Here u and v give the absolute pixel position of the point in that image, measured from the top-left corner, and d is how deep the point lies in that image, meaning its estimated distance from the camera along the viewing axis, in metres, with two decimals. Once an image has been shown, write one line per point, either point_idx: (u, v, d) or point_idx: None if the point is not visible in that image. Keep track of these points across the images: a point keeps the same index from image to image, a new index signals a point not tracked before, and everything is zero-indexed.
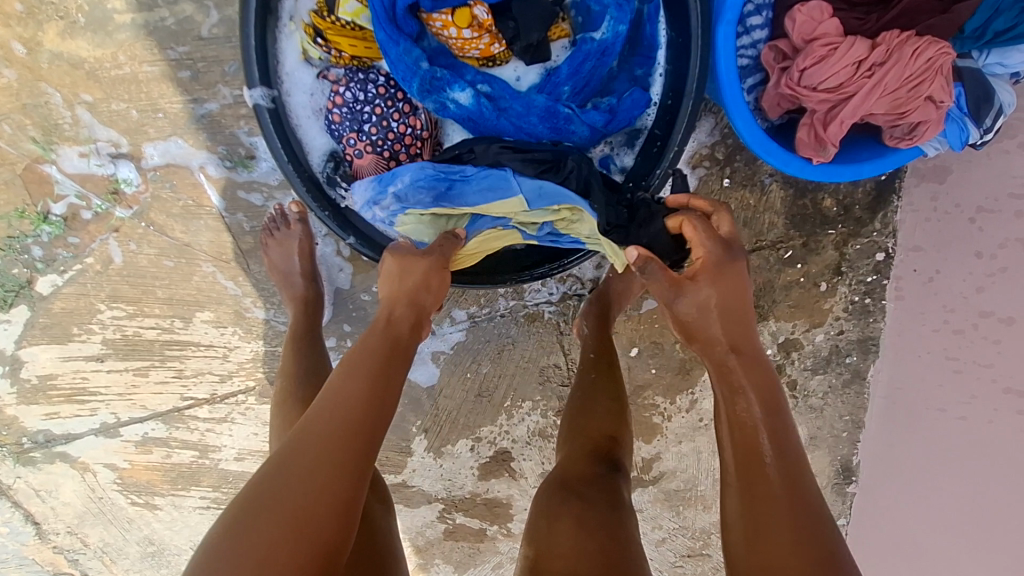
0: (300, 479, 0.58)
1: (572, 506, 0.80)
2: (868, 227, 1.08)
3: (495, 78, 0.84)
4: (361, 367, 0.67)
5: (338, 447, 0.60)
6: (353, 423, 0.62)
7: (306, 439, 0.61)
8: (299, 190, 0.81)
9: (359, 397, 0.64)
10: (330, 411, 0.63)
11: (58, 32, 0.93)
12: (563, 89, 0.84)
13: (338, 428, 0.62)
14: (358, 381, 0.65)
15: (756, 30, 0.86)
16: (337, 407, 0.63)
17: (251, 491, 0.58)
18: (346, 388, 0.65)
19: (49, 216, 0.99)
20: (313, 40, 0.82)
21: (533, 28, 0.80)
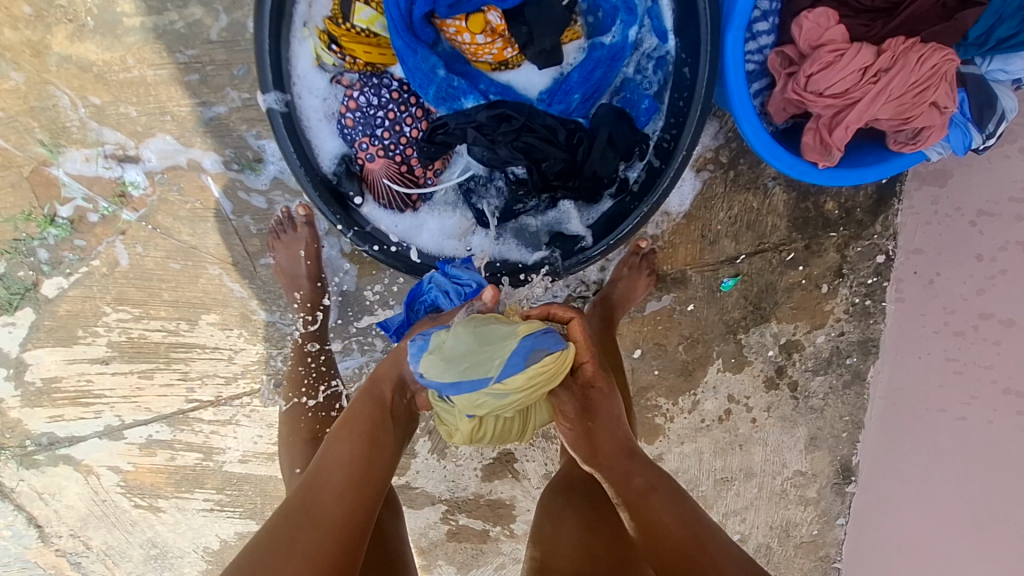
0: (303, 539, 0.63)
1: (578, 508, 0.82)
2: (870, 228, 1.10)
3: (509, 86, 0.85)
4: (349, 434, 0.75)
5: (335, 521, 0.66)
6: (347, 484, 0.70)
7: (300, 503, 0.67)
8: (311, 196, 0.80)
9: (351, 460, 0.72)
10: (329, 487, 0.69)
11: (66, 35, 0.93)
12: (573, 99, 0.86)
13: (333, 490, 0.68)
14: (343, 469, 0.71)
15: (763, 35, 0.88)
16: (331, 472, 0.70)
17: (255, 551, 0.62)
18: (336, 453, 0.72)
19: (56, 219, 0.99)
20: (327, 46, 0.81)
21: (547, 33, 0.80)
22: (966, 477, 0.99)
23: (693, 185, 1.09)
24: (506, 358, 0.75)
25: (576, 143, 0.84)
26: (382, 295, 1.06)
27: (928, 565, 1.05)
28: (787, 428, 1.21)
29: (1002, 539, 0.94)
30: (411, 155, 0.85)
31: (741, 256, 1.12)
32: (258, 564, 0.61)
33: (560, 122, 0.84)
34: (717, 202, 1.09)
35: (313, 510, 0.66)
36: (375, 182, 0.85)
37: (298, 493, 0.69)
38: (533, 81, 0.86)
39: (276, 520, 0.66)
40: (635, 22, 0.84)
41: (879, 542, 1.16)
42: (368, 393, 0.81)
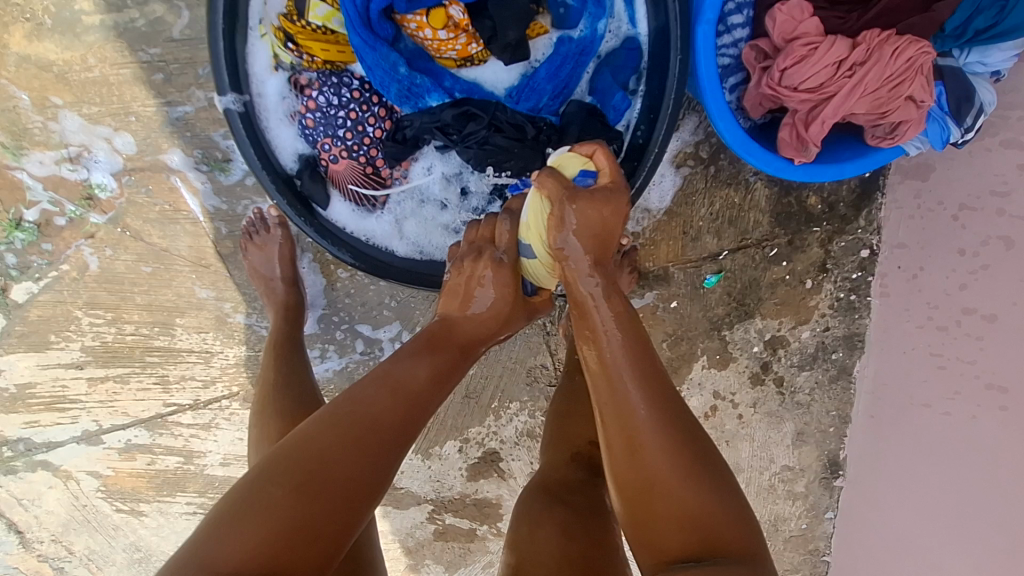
0: (381, 411, 0.64)
1: (557, 513, 0.82)
2: (854, 223, 1.09)
3: (476, 84, 0.84)
4: (427, 372, 0.70)
5: (402, 414, 0.66)
6: (399, 429, 0.65)
7: (354, 430, 0.62)
8: (272, 197, 0.79)
9: (404, 400, 0.66)
10: (401, 380, 0.68)
11: (24, 35, 0.91)
12: (542, 97, 0.84)
13: (385, 433, 0.63)
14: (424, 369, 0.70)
15: (737, 29, 0.85)
16: (416, 370, 0.69)
17: (281, 471, 0.58)
18: (406, 383, 0.68)
19: (23, 223, 0.97)
20: (283, 44, 0.79)
21: (509, 26, 0.78)
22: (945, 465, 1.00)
23: (673, 181, 1.07)
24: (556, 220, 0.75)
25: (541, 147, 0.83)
26: (359, 296, 1.05)
27: (907, 555, 1.06)
28: (773, 424, 1.20)
29: (983, 529, 0.95)
30: (376, 156, 0.83)
31: (724, 253, 1.11)
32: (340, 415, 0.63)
33: (528, 120, 0.83)
34: (698, 198, 1.08)
35: (371, 449, 0.62)
36: (340, 186, 0.84)
37: (350, 413, 0.63)
38: (500, 78, 0.84)
39: (309, 444, 0.60)
40: (604, 14, 0.82)
41: (864, 538, 1.16)
42: (442, 338, 0.75)
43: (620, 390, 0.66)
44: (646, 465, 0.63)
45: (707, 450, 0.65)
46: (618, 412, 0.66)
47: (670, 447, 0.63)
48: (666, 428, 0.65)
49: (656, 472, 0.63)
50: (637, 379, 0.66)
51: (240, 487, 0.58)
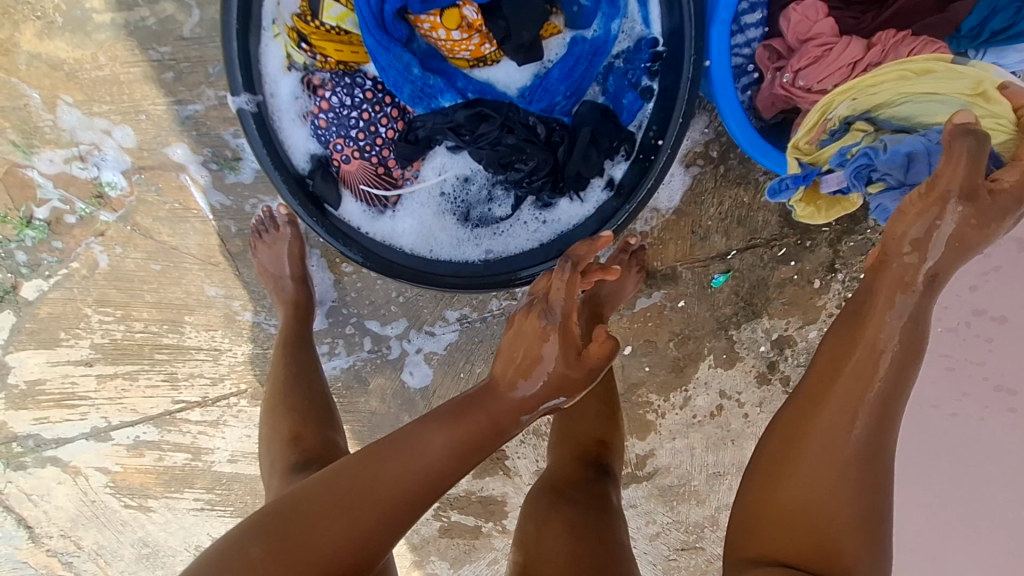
0: (382, 482, 0.60)
1: (565, 510, 0.83)
2: (862, 223, 1.08)
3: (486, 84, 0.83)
4: (444, 444, 0.62)
5: (407, 488, 0.60)
6: (402, 500, 0.60)
7: (348, 494, 0.59)
8: (284, 198, 0.78)
9: (412, 473, 0.61)
10: (417, 452, 0.61)
11: (35, 33, 0.91)
12: (555, 97, 0.84)
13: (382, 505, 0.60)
14: (444, 441, 0.62)
15: (750, 28, 0.85)
16: (437, 438, 0.62)
17: (272, 526, 0.58)
18: (420, 454, 0.61)
19: (33, 220, 0.97)
20: (297, 44, 0.79)
21: (523, 27, 0.78)
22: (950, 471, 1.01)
23: (683, 180, 1.07)
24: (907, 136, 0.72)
25: (552, 148, 0.83)
26: (367, 294, 1.06)
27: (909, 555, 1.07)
28: None
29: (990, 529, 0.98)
30: (388, 156, 0.83)
31: (733, 252, 1.11)
32: (338, 479, 0.61)
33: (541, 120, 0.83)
34: (708, 198, 1.07)
35: (359, 520, 0.58)
36: (352, 186, 0.84)
37: (347, 477, 0.61)
38: (512, 78, 0.84)
39: (306, 501, 0.60)
40: (618, 15, 0.81)
41: None
42: (475, 402, 0.66)
43: (845, 411, 0.59)
44: (811, 466, 0.59)
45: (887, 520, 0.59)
46: (841, 415, 0.59)
47: (857, 481, 0.58)
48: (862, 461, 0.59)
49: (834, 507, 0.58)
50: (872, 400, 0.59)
51: (230, 536, 0.59)
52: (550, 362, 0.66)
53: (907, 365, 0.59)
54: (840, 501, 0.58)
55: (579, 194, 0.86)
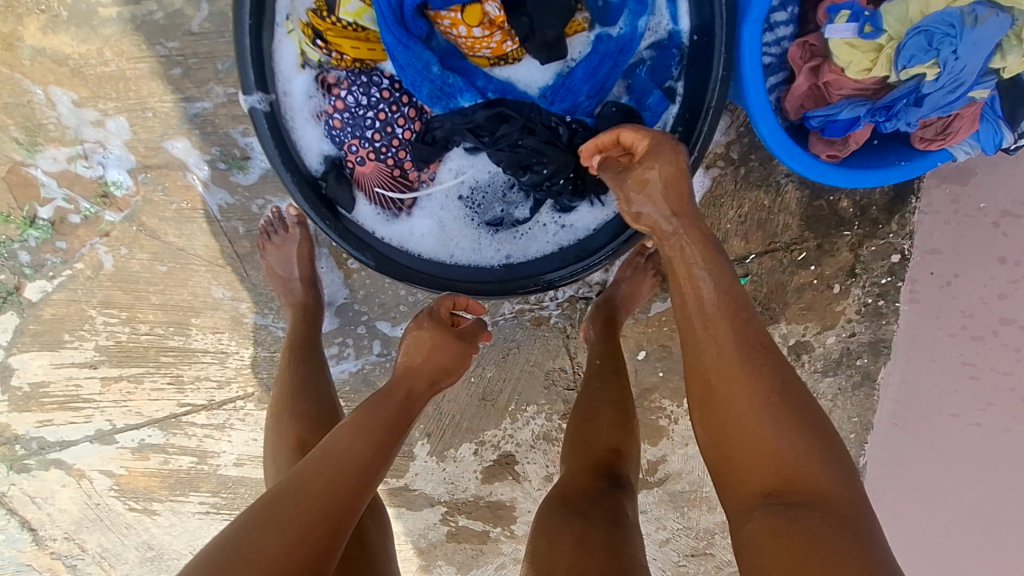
0: (304, 490, 0.62)
1: (576, 524, 0.79)
2: (885, 227, 1.05)
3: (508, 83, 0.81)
4: (363, 441, 0.69)
5: (328, 484, 0.63)
6: (325, 501, 0.62)
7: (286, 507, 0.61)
8: (296, 200, 0.76)
9: (332, 472, 0.65)
10: (333, 450, 0.67)
11: (39, 27, 0.88)
12: (578, 97, 0.81)
13: (321, 507, 0.61)
14: (352, 435, 0.69)
15: (781, 26, 0.83)
16: (345, 436, 0.68)
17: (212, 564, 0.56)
18: (333, 454, 0.66)
19: (36, 220, 0.95)
20: (312, 41, 0.76)
21: (548, 24, 0.75)
22: (973, 484, 0.99)
23: (702, 182, 1.04)
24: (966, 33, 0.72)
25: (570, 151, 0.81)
26: (376, 297, 1.03)
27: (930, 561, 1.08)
28: None
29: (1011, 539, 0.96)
30: (404, 158, 0.80)
31: (751, 256, 1.08)
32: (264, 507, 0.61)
33: (562, 121, 0.80)
34: (727, 201, 1.05)
35: (287, 528, 0.59)
36: (366, 189, 0.81)
37: (270, 502, 0.61)
38: (534, 77, 0.81)
39: (239, 535, 0.58)
40: (644, 12, 0.79)
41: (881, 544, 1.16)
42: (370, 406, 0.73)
43: (723, 338, 0.64)
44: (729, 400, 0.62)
45: (820, 416, 0.61)
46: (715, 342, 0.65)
47: (760, 387, 0.61)
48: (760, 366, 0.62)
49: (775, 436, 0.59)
50: (729, 319, 0.65)
51: None
52: (424, 343, 0.80)
53: (716, 268, 0.68)
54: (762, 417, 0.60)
55: (599, 198, 0.84)
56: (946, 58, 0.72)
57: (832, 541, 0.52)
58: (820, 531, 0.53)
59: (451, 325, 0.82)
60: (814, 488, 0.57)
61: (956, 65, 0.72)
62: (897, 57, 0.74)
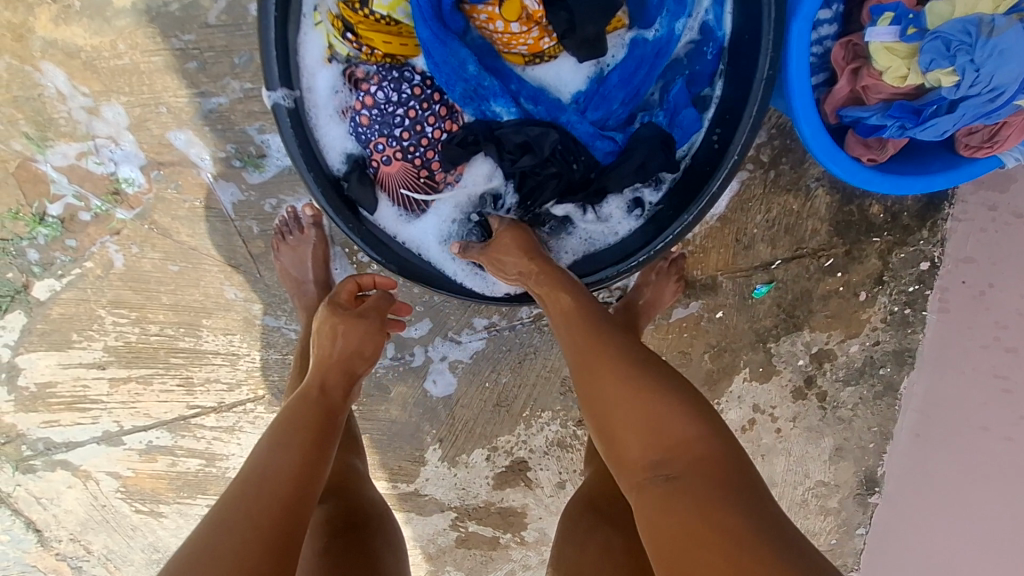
0: (245, 506, 0.57)
1: (604, 531, 0.77)
2: (916, 234, 1.02)
3: (541, 89, 0.78)
4: (293, 442, 0.64)
5: (272, 493, 0.58)
6: (273, 512, 0.57)
7: (219, 536, 0.54)
8: (317, 201, 0.74)
9: (274, 479, 0.59)
10: (267, 461, 0.61)
11: (51, 18, 0.85)
12: (612, 104, 0.78)
13: (257, 524, 0.55)
14: (281, 438, 0.64)
15: (824, 25, 0.79)
16: (272, 442, 0.64)
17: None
18: (268, 464, 0.61)
19: (46, 217, 0.92)
20: (341, 34, 0.73)
21: (591, 20, 0.71)
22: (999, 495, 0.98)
23: (729, 186, 1.01)
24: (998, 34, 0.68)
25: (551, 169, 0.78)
26: None
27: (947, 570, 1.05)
28: (813, 439, 1.15)
29: None
30: (432, 157, 0.77)
31: (777, 262, 1.05)
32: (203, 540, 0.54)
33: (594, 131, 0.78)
34: (754, 205, 1.01)
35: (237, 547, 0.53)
36: (390, 189, 0.79)
37: (206, 533, 0.55)
38: (567, 79, 0.79)
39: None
40: (683, 13, 0.76)
41: (900, 552, 1.14)
42: (296, 408, 0.69)
43: (587, 341, 0.69)
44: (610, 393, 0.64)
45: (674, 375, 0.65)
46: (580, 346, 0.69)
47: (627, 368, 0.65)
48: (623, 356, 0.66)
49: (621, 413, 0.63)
50: (589, 321, 0.70)
51: None
52: (331, 327, 0.77)
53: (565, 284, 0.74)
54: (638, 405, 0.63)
55: (596, 209, 0.82)
56: (965, 66, 0.68)
57: (725, 516, 0.54)
58: (704, 498, 0.56)
59: (356, 305, 0.81)
60: (685, 450, 0.59)
61: (980, 74, 0.68)
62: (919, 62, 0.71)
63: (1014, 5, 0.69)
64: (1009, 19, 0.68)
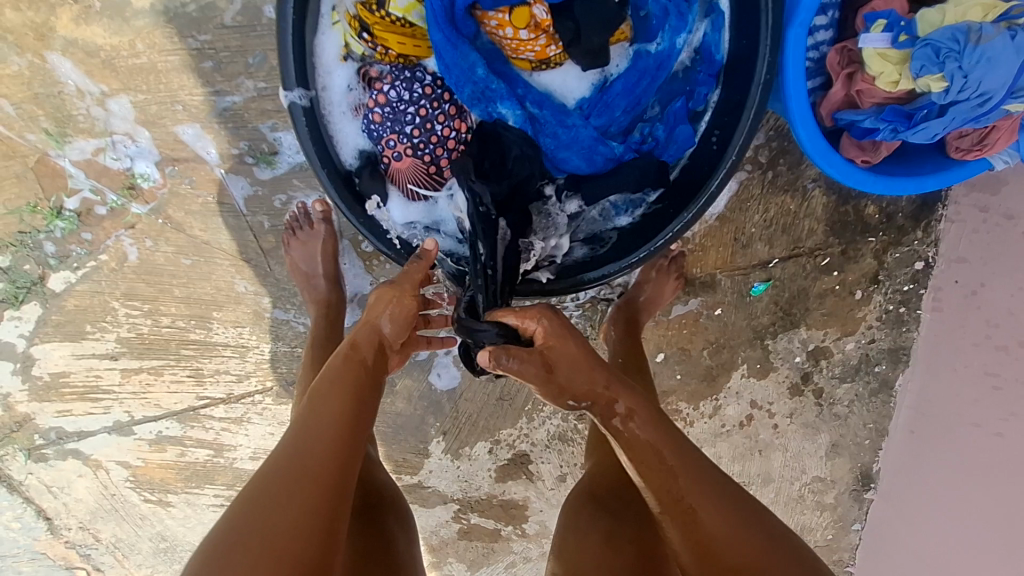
0: (302, 457, 0.62)
1: (603, 521, 0.80)
2: (911, 235, 1.05)
3: (545, 95, 0.80)
4: (333, 396, 0.68)
5: (323, 447, 0.64)
6: (325, 464, 0.62)
7: (277, 487, 0.60)
8: (328, 194, 0.77)
9: (325, 433, 0.65)
10: (317, 416, 0.66)
11: (71, 18, 0.88)
12: (614, 112, 0.81)
13: (313, 474, 0.61)
14: (328, 396, 0.68)
15: (821, 30, 0.81)
16: (320, 398, 0.68)
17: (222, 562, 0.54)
18: (318, 420, 0.66)
19: (63, 211, 0.95)
20: (357, 34, 0.75)
21: (595, 30, 0.75)
22: (988, 492, 0.98)
23: (728, 186, 1.03)
24: (988, 41, 0.70)
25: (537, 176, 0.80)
26: None
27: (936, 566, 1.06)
28: (809, 435, 1.18)
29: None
30: (441, 155, 0.79)
31: (775, 261, 1.07)
32: (266, 483, 0.60)
33: (597, 135, 0.80)
34: (753, 204, 1.04)
35: (295, 493, 0.59)
36: (400, 184, 0.81)
37: (268, 477, 0.61)
38: (571, 87, 0.80)
39: (245, 521, 0.57)
40: (685, 28, 0.79)
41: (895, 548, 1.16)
42: (341, 367, 0.72)
43: (672, 468, 0.68)
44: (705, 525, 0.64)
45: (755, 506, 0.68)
46: (668, 476, 0.67)
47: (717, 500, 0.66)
48: (711, 485, 0.67)
49: (715, 532, 0.64)
50: (671, 445, 0.69)
51: None
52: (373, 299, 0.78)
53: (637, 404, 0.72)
54: (732, 541, 0.63)
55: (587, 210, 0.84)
56: (953, 73, 0.71)
57: None
58: None
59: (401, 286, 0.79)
60: None
61: (969, 80, 0.71)
62: (910, 68, 0.73)
63: (1001, 14, 0.72)
64: (996, 28, 0.70)
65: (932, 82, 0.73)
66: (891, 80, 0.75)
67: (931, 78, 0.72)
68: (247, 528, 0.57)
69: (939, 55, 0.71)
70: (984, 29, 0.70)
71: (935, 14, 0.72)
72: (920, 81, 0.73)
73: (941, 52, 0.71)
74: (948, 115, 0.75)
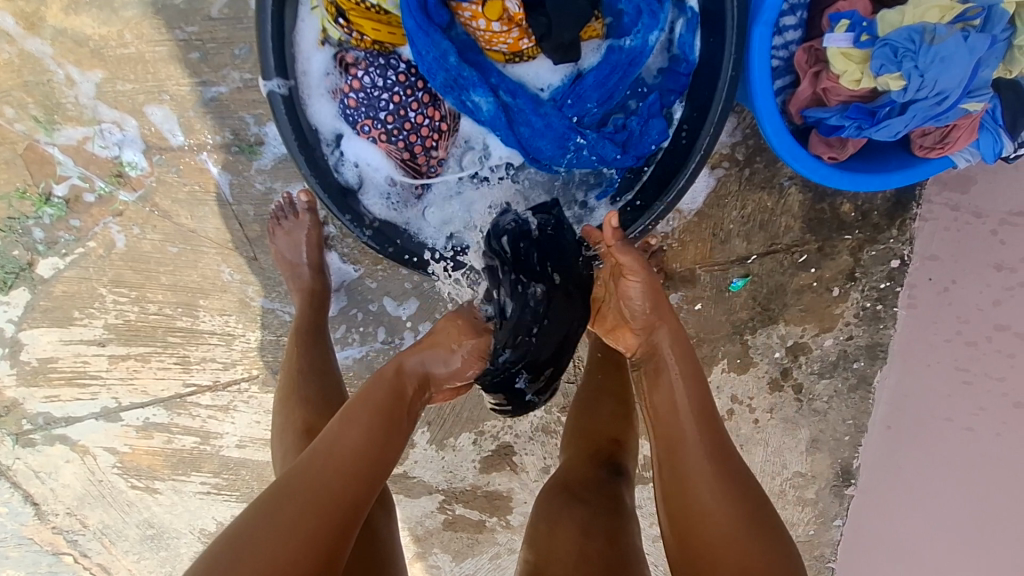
0: (323, 480, 0.64)
1: (576, 511, 0.81)
2: (886, 232, 1.07)
3: (519, 87, 0.82)
4: (364, 428, 0.69)
5: (345, 478, 0.65)
6: (344, 495, 0.64)
7: (292, 508, 0.61)
8: (305, 176, 0.79)
9: (350, 465, 0.66)
10: (349, 443, 0.68)
11: (62, 8, 0.90)
12: (586, 104, 0.83)
13: (332, 501, 0.63)
14: (363, 426, 0.69)
15: (789, 30, 0.83)
16: (353, 425, 0.69)
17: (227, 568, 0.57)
18: (345, 445, 0.67)
19: (51, 198, 0.97)
20: (334, 19, 0.77)
21: (567, 27, 0.76)
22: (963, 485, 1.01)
23: (706, 182, 1.06)
24: (942, 41, 0.73)
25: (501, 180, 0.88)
26: (384, 284, 1.04)
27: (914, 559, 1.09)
28: (789, 430, 1.19)
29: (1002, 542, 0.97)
30: (415, 142, 0.82)
31: (752, 257, 1.09)
32: (286, 495, 0.62)
33: (569, 126, 0.82)
34: (730, 201, 1.06)
35: (310, 520, 0.61)
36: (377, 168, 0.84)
37: (288, 493, 0.62)
38: (545, 79, 0.83)
39: (256, 525, 0.60)
40: (657, 25, 0.80)
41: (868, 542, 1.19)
42: (377, 394, 0.74)
43: None
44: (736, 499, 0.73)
45: None
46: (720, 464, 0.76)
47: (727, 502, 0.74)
48: None
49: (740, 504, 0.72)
50: None
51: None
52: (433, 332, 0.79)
53: None
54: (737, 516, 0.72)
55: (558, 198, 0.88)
56: (911, 72, 0.74)
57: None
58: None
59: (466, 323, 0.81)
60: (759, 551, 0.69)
61: (925, 79, 0.74)
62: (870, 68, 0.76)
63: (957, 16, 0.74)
64: (951, 29, 0.73)
65: (893, 80, 0.75)
66: (854, 79, 0.77)
67: (891, 76, 0.75)
68: (256, 535, 0.59)
69: (897, 55, 0.73)
70: (940, 30, 0.72)
71: (895, 15, 0.74)
72: (881, 80, 0.75)
73: (899, 52, 0.73)
74: (908, 113, 0.77)
